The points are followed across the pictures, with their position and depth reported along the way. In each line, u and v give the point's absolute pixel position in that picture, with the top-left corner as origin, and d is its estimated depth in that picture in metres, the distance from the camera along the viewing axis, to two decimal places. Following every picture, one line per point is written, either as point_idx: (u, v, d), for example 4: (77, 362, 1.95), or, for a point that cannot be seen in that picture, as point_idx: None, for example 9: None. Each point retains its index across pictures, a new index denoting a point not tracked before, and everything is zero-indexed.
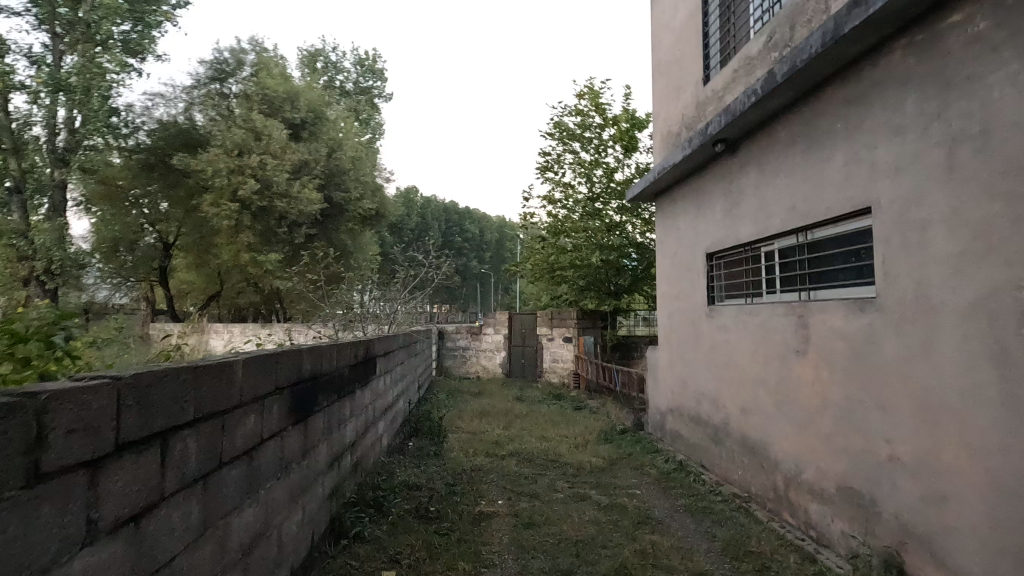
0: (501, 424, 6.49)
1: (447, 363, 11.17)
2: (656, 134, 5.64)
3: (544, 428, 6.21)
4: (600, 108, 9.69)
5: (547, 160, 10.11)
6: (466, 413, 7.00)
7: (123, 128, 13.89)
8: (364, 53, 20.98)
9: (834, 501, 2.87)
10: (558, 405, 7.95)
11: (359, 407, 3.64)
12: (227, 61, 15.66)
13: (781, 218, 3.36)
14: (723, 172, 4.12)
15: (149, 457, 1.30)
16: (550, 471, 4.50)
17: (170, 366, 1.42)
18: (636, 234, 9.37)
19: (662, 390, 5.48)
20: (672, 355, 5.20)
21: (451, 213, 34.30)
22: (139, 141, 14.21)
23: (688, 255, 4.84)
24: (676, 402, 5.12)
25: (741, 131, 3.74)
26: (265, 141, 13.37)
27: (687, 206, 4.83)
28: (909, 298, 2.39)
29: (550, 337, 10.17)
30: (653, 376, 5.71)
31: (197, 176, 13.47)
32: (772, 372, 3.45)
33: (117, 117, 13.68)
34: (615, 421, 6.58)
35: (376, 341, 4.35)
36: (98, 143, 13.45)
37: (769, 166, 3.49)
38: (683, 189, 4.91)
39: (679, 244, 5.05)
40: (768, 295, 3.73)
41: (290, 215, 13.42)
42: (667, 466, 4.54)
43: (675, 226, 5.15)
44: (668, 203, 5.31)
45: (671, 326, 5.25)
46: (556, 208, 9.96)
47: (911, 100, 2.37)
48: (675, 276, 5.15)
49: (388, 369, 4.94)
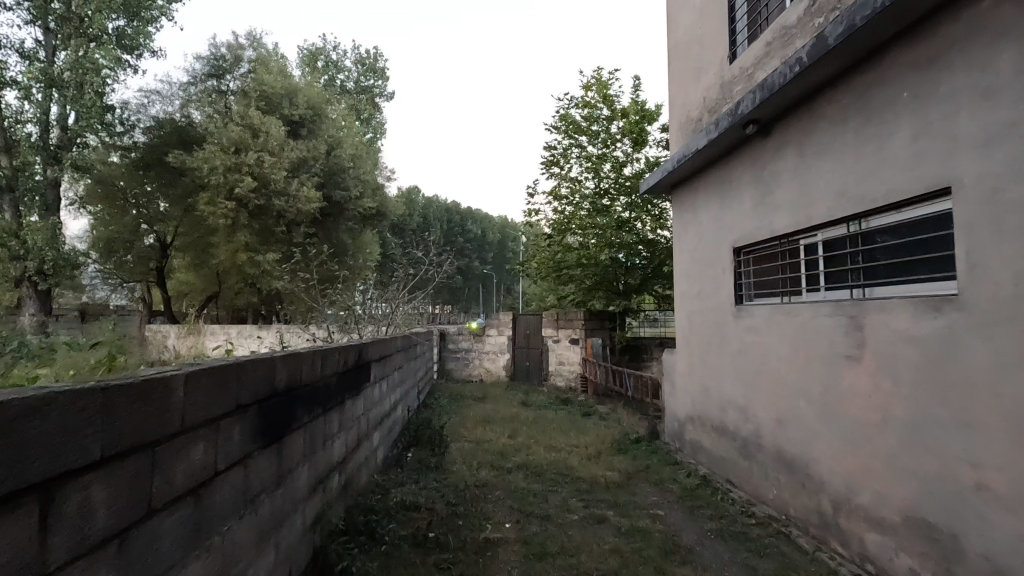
0: (507, 432, 6.09)
1: (449, 365, 10.78)
2: (673, 121, 5.24)
3: (552, 437, 5.81)
4: (609, 100, 9.29)
5: (552, 154, 9.72)
6: (469, 421, 6.61)
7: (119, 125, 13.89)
8: (364, 50, 20.58)
9: (896, 532, 2.47)
10: (565, 410, 7.56)
11: (349, 420, 3.25)
12: (224, 57, 15.26)
13: (826, 205, 2.96)
14: (753, 157, 3.72)
15: (22, 520, 0.92)
16: (561, 487, 4.11)
17: (66, 388, 1.04)
18: (646, 230, 8.92)
19: (681, 396, 5.08)
20: (693, 358, 4.80)
21: (453, 213, 33.89)
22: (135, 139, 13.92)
23: (709, 251, 4.44)
24: (697, 410, 4.72)
25: (777, 109, 3.34)
26: (263, 139, 12.99)
27: (709, 197, 4.43)
28: (1001, 295, 1.99)
29: (556, 339, 9.72)
30: (670, 381, 5.31)
31: (193, 174, 13.12)
32: (814, 380, 3.05)
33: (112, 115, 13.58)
34: (629, 429, 6.18)
35: (371, 345, 3.97)
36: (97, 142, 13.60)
37: (811, 147, 3.09)
38: (704, 178, 4.52)
39: (699, 239, 4.64)
40: (809, 293, 3.32)
41: (288, 214, 13.04)
42: (689, 482, 4.14)
43: (694, 219, 4.75)
44: (686, 195, 4.91)
45: (690, 327, 4.86)
46: (562, 204, 9.56)
47: (1006, 57, 1.98)
48: (694, 274, 4.75)
49: (384, 373, 4.56)
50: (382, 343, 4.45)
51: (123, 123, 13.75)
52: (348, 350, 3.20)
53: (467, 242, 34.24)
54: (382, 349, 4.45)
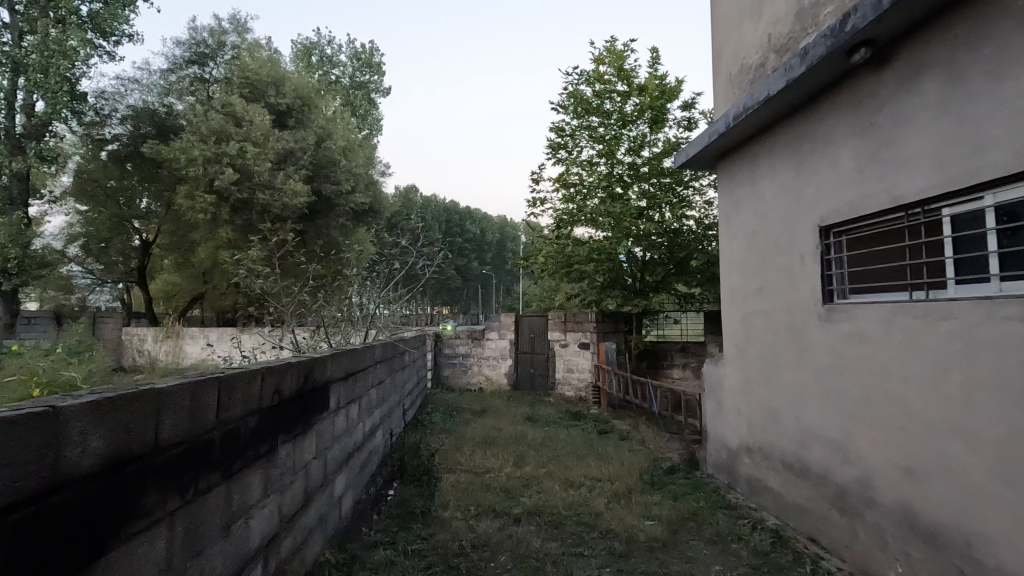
0: (512, 458, 5.06)
1: (445, 372, 9.79)
2: (720, 75, 4.21)
3: (568, 467, 4.76)
4: (625, 74, 8.20)
5: (560, 137, 8.67)
6: (466, 443, 5.57)
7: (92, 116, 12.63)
8: (361, 45, 19.41)
9: None
10: (578, 428, 6.53)
11: (286, 472, 2.22)
12: (206, 42, 13.95)
13: (1017, 147, 1.94)
14: (856, 100, 2.70)
15: None
16: (591, 549, 3.06)
17: None
18: (668, 218, 7.83)
19: (731, 421, 4.06)
20: (749, 373, 3.80)
21: (451, 213, 32.73)
22: (113, 131, 12.81)
23: (776, 234, 3.43)
24: (757, 440, 3.70)
25: (910, 19, 2.31)
26: (246, 128, 11.89)
27: (777, 164, 3.40)
28: None
29: (563, 343, 8.79)
30: (716, 400, 4.30)
31: (172, 167, 12.11)
32: (988, 415, 2.05)
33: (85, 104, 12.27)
34: (658, 455, 5.14)
35: (331, 357, 2.94)
36: (77, 132, 12.57)
37: (982, 68, 2.07)
38: (768, 140, 3.50)
39: (762, 219, 3.60)
40: (961, 285, 2.29)
41: (273, 209, 11.85)
42: (759, 539, 3.09)
43: (752, 195, 3.72)
44: (741, 165, 3.88)
45: (745, 334, 3.85)
46: (570, 194, 8.45)
47: None
48: (753, 266, 3.71)
49: (358, 390, 3.57)
50: (353, 354, 3.44)
51: (100, 114, 12.55)
52: (283, 368, 2.18)
53: (466, 242, 33.14)
54: (353, 362, 3.43)
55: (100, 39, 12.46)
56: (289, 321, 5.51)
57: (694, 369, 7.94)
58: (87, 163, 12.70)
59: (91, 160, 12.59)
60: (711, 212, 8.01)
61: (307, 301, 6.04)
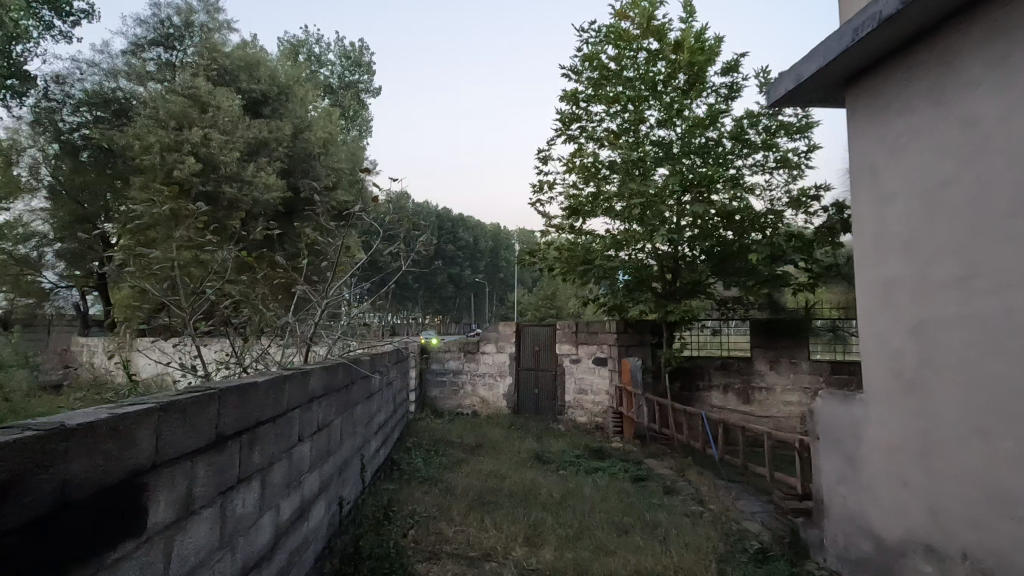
0: (523, 530, 3.50)
1: (432, 393, 8.22)
2: None
3: (609, 554, 3.18)
4: (654, 29, 6.61)
5: (573, 109, 7.12)
6: (456, 501, 3.99)
7: (47, 103, 10.90)
8: (350, 42, 17.67)
9: None
10: (604, 471, 5.00)
11: None
12: (170, 21, 11.65)
13: None
14: None
15: None
16: None
17: None
18: (722, 199, 6.03)
19: (877, 494, 2.55)
20: (926, 421, 2.30)
21: (445, 220, 31.00)
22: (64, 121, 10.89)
23: (1018, 181, 1.96)
24: (947, 537, 2.21)
25: None
26: (212, 114, 10.12)
27: (1018, 61, 1.96)
28: None
29: (575, 358, 7.32)
30: (844, 456, 2.76)
31: (125, 156, 10.24)
32: None
33: (32, 88, 10.55)
34: (729, 523, 3.61)
35: (165, 409, 1.37)
36: (26, 119, 10.89)
37: None
38: (1001, 15, 2.02)
39: (968, 162, 2.13)
40: None
41: (242, 206, 10.11)
42: None
43: (942, 120, 2.23)
44: (907, 82, 2.40)
45: (915, 355, 2.36)
46: (585, 175, 6.84)
47: None
48: (946, 243, 2.22)
49: (261, 457, 1.98)
50: (247, 391, 1.87)
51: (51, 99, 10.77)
52: None
53: (460, 251, 31.45)
54: (246, 410, 1.85)
55: (56, 19, 10.71)
56: (176, 305, 3.44)
57: (738, 391, 6.74)
58: (47, 160, 10.91)
59: (40, 154, 10.94)
60: (785, 193, 5.98)
61: (228, 288, 4.10)
